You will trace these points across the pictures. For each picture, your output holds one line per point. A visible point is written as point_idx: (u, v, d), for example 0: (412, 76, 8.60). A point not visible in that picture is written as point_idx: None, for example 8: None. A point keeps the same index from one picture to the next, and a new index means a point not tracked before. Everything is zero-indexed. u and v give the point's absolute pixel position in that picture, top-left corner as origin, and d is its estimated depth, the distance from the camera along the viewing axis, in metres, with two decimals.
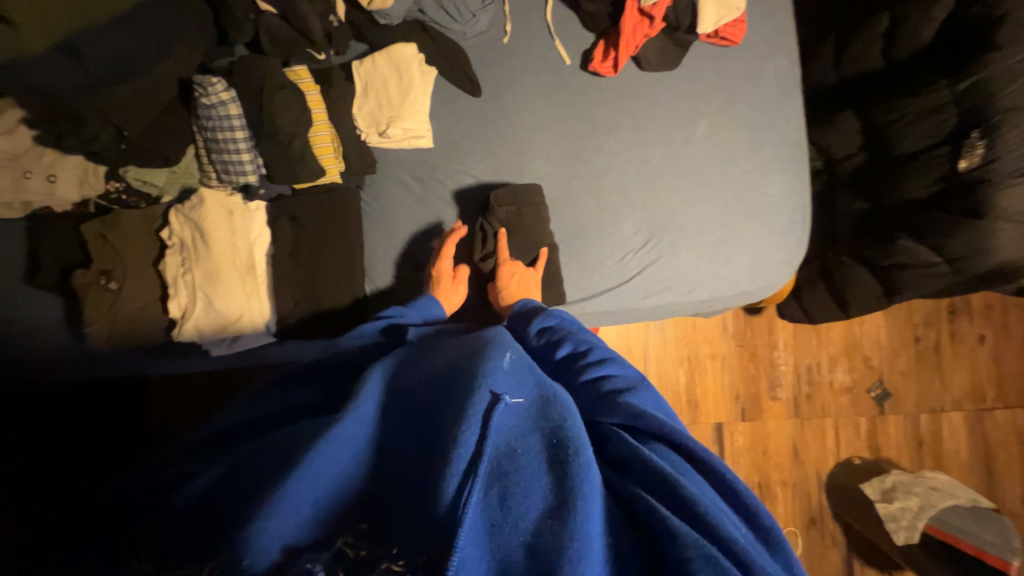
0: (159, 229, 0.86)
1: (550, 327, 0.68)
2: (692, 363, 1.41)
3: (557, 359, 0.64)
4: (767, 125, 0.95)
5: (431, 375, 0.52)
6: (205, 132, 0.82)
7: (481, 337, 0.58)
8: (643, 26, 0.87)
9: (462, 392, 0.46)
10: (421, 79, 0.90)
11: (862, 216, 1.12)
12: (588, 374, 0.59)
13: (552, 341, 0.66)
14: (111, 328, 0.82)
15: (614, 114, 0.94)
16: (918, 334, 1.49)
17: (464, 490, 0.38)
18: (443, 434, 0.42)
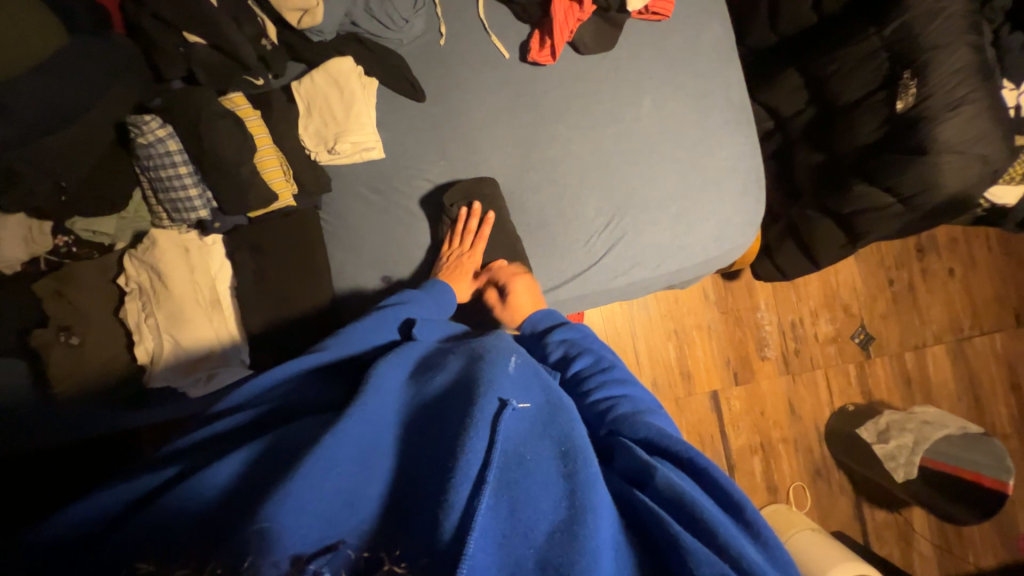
0: (116, 277, 0.84)
1: (566, 338, 0.72)
2: (680, 336, 1.43)
3: (573, 368, 0.67)
4: (709, 92, 0.96)
5: (437, 383, 0.53)
6: (148, 173, 0.80)
7: (484, 342, 0.59)
8: (574, 9, 0.88)
9: (471, 398, 0.47)
10: (363, 91, 0.90)
11: (818, 169, 1.15)
12: (606, 386, 0.63)
13: (567, 352, 0.70)
14: (80, 384, 0.80)
15: (560, 100, 0.95)
16: (891, 276, 1.52)
17: (477, 495, 0.39)
18: (453, 440, 0.44)
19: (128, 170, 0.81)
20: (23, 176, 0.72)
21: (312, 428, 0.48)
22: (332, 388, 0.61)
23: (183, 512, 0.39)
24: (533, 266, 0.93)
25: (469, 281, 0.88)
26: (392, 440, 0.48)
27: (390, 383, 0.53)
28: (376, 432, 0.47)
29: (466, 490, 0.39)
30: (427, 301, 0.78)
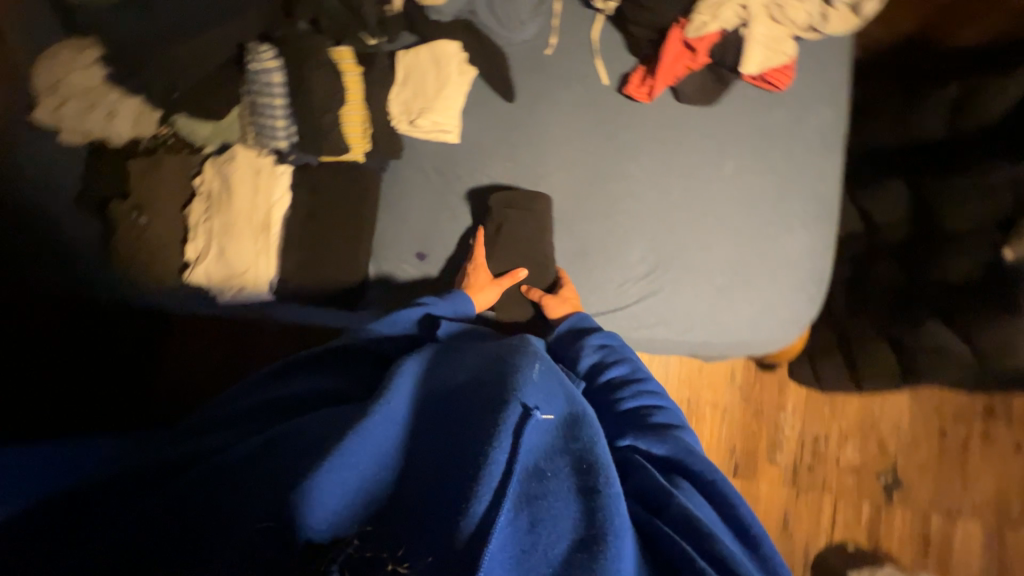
0: (194, 176, 0.91)
1: (605, 344, 0.73)
2: (691, 407, 1.36)
3: (606, 375, 0.69)
4: (798, 176, 0.91)
5: (460, 375, 0.53)
6: (250, 95, 0.88)
7: (514, 343, 0.58)
8: (686, 57, 0.87)
9: (496, 403, 0.46)
10: (458, 77, 0.93)
11: (892, 289, 1.05)
12: (643, 398, 0.65)
13: (603, 359, 0.71)
14: (133, 258, 0.89)
15: (642, 139, 0.93)
16: (943, 428, 1.37)
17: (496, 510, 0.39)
18: (473, 445, 0.43)
19: (233, 87, 0.88)
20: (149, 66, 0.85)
21: (326, 421, 0.46)
22: (357, 373, 0.61)
23: (207, 491, 0.40)
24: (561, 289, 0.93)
25: (489, 285, 0.88)
26: (414, 430, 0.47)
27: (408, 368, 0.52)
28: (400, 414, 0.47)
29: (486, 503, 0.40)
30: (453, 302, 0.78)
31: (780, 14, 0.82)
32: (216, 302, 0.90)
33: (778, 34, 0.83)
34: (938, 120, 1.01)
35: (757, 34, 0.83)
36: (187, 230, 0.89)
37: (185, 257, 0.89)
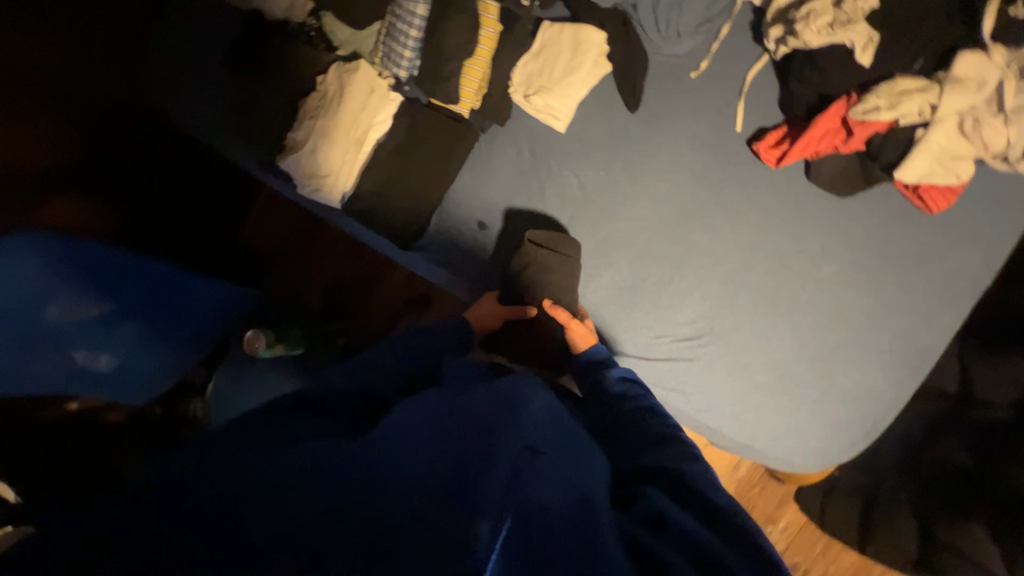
0: (319, 74, 0.97)
1: (628, 378, 0.75)
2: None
3: (628, 412, 0.70)
4: (905, 312, 0.79)
5: (455, 410, 0.54)
6: (392, 17, 0.90)
7: (507, 385, 0.60)
8: (838, 136, 0.76)
9: (489, 436, 0.47)
10: (591, 68, 0.89)
11: (951, 470, 0.95)
12: (666, 438, 0.64)
13: (628, 395, 0.73)
14: (245, 123, 0.99)
15: (749, 203, 0.85)
16: None
17: (499, 508, 0.39)
18: (470, 458, 0.44)
19: (384, 5, 0.92)
20: None
21: (318, 447, 0.47)
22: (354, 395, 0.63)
23: (207, 498, 0.39)
24: (595, 315, 0.90)
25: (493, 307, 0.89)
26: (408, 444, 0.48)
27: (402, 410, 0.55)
28: (403, 424, 0.50)
29: (489, 500, 0.39)
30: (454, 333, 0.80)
31: (974, 130, 0.68)
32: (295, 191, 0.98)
33: (957, 151, 0.70)
34: None
35: (933, 143, 0.70)
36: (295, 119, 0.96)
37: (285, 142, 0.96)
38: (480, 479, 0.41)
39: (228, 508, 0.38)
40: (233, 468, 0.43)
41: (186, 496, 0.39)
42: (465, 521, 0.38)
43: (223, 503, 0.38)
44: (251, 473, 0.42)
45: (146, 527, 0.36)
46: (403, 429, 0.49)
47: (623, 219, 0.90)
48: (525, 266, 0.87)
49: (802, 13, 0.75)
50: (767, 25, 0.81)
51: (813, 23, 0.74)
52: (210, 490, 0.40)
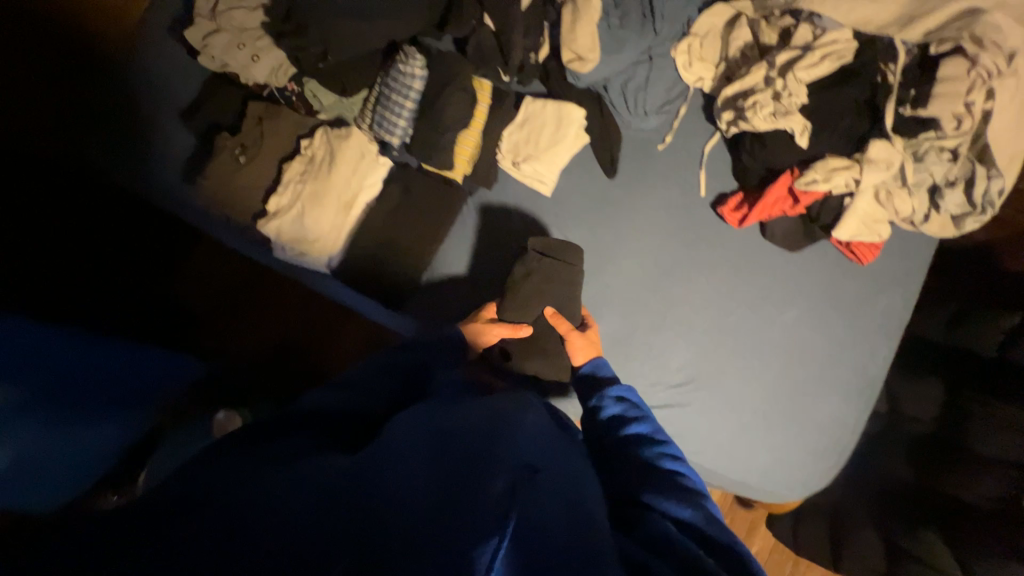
0: (301, 137, 0.95)
1: (625, 395, 0.74)
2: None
3: (622, 426, 0.70)
4: (852, 347, 0.92)
5: (452, 417, 0.51)
6: (384, 87, 0.92)
7: (504, 397, 0.59)
8: (786, 202, 0.90)
9: (489, 447, 0.45)
10: (574, 140, 0.97)
11: (904, 488, 1.08)
12: (659, 457, 0.64)
13: (624, 412, 0.72)
14: (218, 186, 0.92)
15: (718, 258, 0.96)
16: None
17: (497, 531, 0.37)
18: (469, 475, 0.42)
19: (373, 75, 0.94)
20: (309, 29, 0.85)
21: (304, 465, 0.44)
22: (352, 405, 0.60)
23: (185, 523, 0.37)
24: None
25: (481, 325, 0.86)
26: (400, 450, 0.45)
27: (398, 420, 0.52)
28: (400, 438, 0.47)
29: (489, 519, 0.37)
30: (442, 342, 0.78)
31: (887, 199, 0.84)
32: (274, 255, 0.93)
33: (878, 215, 0.86)
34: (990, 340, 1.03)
35: (859, 209, 0.86)
36: (276, 183, 0.92)
37: (265, 206, 0.91)
38: (477, 498, 0.39)
39: (219, 525, 0.36)
40: (217, 488, 0.40)
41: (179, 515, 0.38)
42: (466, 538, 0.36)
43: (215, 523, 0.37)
44: (244, 490, 0.40)
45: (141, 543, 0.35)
46: (403, 440, 0.47)
47: (609, 274, 0.97)
48: (526, 274, 0.90)
49: (748, 103, 0.89)
50: (719, 109, 0.95)
51: (758, 112, 0.88)
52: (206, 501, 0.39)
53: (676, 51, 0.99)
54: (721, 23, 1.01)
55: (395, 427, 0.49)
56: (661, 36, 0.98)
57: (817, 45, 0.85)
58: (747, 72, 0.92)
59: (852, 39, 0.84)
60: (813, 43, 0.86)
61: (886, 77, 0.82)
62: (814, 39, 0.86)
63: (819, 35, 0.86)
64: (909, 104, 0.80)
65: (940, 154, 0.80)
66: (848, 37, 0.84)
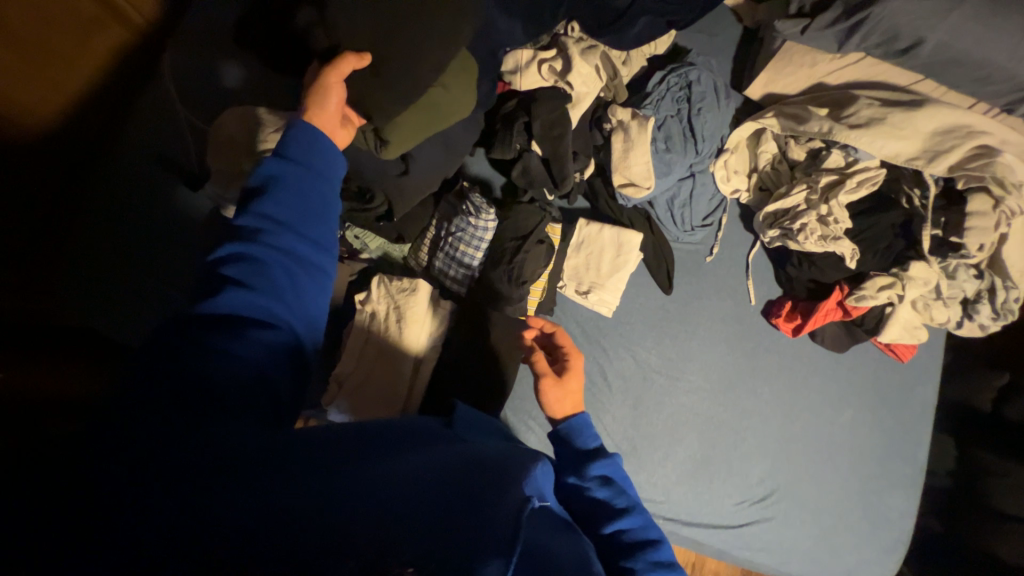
0: (354, 290, 0.89)
1: (609, 475, 0.68)
2: (694, 570, 1.42)
3: (605, 516, 0.64)
4: (897, 437, 1.00)
5: (455, 455, 0.49)
6: (446, 236, 0.87)
7: (519, 450, 0.58)
8: (837, 313, 0.97)
9: (498, 489, 0.43)
10: (634, 264, 0.97)
11: (920, 532, 1.18)
12: (640, 537, 0.63)
13: (609, 499, 0.66)
14: None
15: (775, 366, 1.00)
16: None
17: (504, 556, 0.35)
18: (487, 485, 0.43)
19: (427, 220, 0.89)
20: (374, 194, 0.80)
21: (303, 455, 0.42)
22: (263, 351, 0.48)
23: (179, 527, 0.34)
24: (679, 491, 0.95)
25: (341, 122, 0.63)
26: (419, 475, 0.43)
27: (403, 441, 0.49)
28: (407, 456, 0.46)
29: (499, 547, 0.36)
30: (308, 224, 0.54)
31: (925, 308, 0.93)
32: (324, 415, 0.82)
33: (916, 322, 0.94)
34: (986, 398, 1.15)
35: (901, 318, 0.94)
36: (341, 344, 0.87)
37: (330, 374, 0.85)
38: (495, 520, 0.38)
39: (232, 480, 0.37)
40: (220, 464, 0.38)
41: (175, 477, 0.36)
42: (488, 553, 0.35)
43: (204, 489, 0.36)
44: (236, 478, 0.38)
45: (128, 523, 0.33)
46: (411, 471, 0.43)
47: (682, 393, 0.98)
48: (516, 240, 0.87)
49: (796, 225, 0.94)
50: (761, 223, 1.00)
51: (808, 236, 0.93)
52: (223, 468, 0.38)
53: (715, 166, 1.02)
54: (746, 135, 1.03)
55: (408, 458, 0.45)
56: (702, 154, 1.01)
57: (852, 171, 0.93)
58: (788, 191, 0.97)
59: (881, 167, 0.93)
60: (847, 170, 0.94)
61: (919, 204, 0.90)
62: (847, 164, 0.94)
63: (852, 163, 0.94)
64: (940, 229, 0.90)
65: (968, 271, 0.91)
66: (878, 165, 0.93)
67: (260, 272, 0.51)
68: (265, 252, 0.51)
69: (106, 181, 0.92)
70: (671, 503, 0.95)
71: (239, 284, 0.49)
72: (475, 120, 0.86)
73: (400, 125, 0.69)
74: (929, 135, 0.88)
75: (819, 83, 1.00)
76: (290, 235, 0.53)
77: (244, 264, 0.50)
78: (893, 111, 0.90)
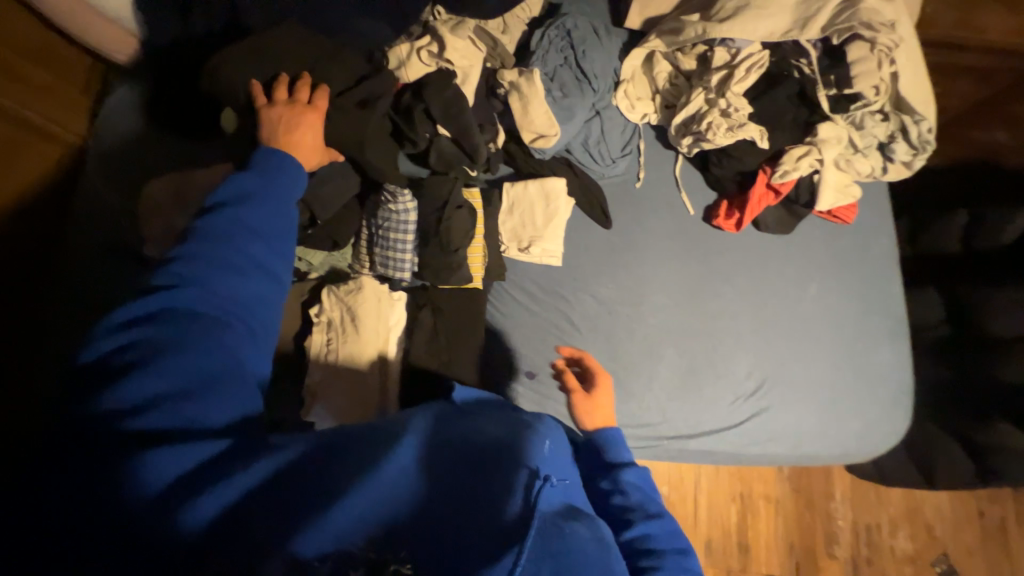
0: (307, 304, 0.94)
1: (642, 484, 0.63)
2: (743, 501, 1.39)
3: (630, 520, 0.59)
4: (866, 293, 1.02)
5: (462, 438, 0.50)
6: (377, 230, 0.91)
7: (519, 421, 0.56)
8: (769, 197, 0.99)
9: (505, 474, 0.46)
10: (565, 207, 1.01)
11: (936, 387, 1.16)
12: (673, 547, 0.57)
13: (640, 504, 0.60)
14: None
15: (731, 264, 1.02)
16: (981, 508, 1.42)
17: (511, 547, 0.40)
18: (486, 471, 0.46)
19: (357, 222, 0.93)
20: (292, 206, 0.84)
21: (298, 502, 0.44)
22: (211, 405, 0.46)
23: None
24: (674, 407, 0.96)
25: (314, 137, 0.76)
26: (423, 482, 0.45)
27: (412, 435, 0.49)
28: (412, 456, 0.47)
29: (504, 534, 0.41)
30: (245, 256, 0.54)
31: (848, 165, 0.97)
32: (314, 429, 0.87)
33: (846, 181, 0.97)
34: (952, 239, 1.14)
35: (830, 181, 0.96)
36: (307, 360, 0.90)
37: (304, 392, 0.89)
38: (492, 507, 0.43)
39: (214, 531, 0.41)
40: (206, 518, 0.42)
41: (153, 515, 0.41)
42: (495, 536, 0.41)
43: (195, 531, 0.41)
44: (185, 503, 0.42)
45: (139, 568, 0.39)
46: (415, 476, 0.46)
47: (650, 315, 1.00)
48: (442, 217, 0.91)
49: (704, 126, 0.97)
50: (675, 136, 1.03)
51: (716, 131, 0.96)
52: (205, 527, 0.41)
53: (617, 99, 1.05)
54: (638, 63, 1.05)
55: (412, 456, 0.47)
56: (600, 91, 1.03)
57: (738, 62, 0.96)
58: (687, 99, 1.00)
59: (763, 49, 0.96)
60: (734, 62, 0.97)
61: (808, 71, 0.94)
62: (733, 57, 0.98)
63: (736, 54, 0.97)
64: (834, 87, 0.93)
65: (874, 117, 0.94)
66: (760, 48, 0.96)
67: (184, 324, 0.48)
68: (192, 292, 0.50)
69: (49, 281, 0.94)
70: (670, 421, 0.96)
71: (153, 340, 0.47)
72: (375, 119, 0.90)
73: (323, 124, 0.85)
74: (795, 6, 0.92)
75: None
76: (223, 275, 0.52)
77: (162, 320, 0.48)
78: None
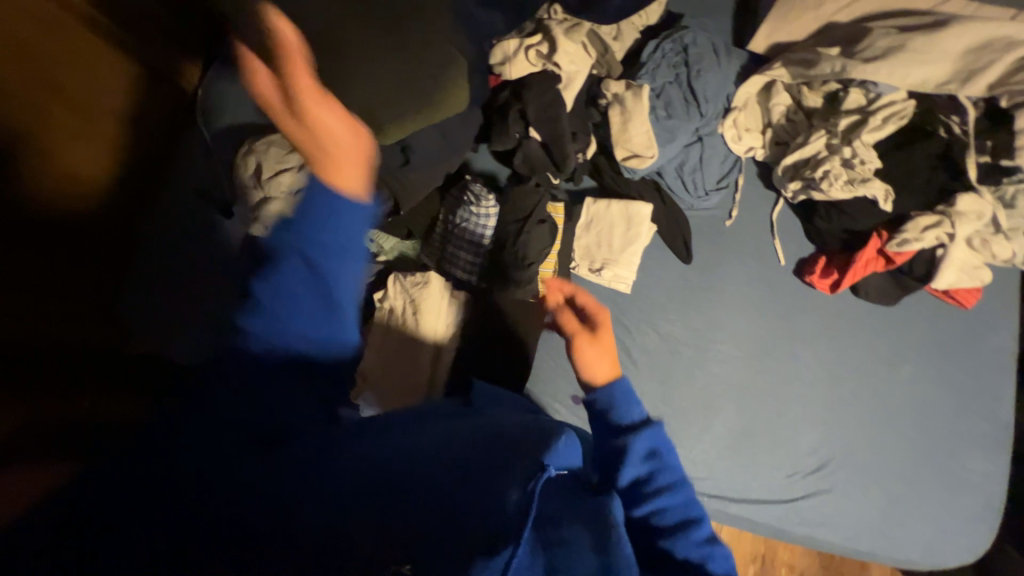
0: (372, 288, 0.95)
1: (655, 450, 0.55)
2: (765, 564, 1.31)
3: (640, 495, 0.53)
4: (964, 387, 0.91)
5: (468, 430, 0.47)
6: (453, 227, 0.91)
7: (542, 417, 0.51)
8: (878, 263, 0.89)
9: (512, 465, 0.41)
10: (646, 234, 0.95)
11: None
12: (681, 518, 0.52)
13: (650, 474, 0.54)
14: None
15: (816, 327, 0.94)
16: None
17: (509, 541, 0.36)
18: (492, 465, 0.41)
19: (433, 216, 0.93)
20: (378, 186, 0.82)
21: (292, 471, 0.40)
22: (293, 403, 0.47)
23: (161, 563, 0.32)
24: (722, 466, 0.90)
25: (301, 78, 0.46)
26: (424, 464, 0.41)
27: (411, 429, 0.47)
28: (409, 439, 0.45)
29: (503, 526, 0.37)
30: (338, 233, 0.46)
31: (984, 246, 0.85)
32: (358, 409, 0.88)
33: (975, 263, 0.86)
34: None
35: (956, 260, 0.85)
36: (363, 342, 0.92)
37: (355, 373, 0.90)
38: (496, 502, 0.38)
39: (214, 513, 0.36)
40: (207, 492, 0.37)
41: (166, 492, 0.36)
42: (491, 533, 0.36)
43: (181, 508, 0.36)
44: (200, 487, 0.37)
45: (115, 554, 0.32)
46: (413, 450, 0.43)
47: (715, 362, 0.93)
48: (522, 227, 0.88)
49: (819, 173, 0.88)
50: (781, 178, 0.94)
51: (833, 182, 0.86)
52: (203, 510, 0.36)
53: (724, 127, 0.97)
54: (755, 92, 0.97)
55: (415, 439, 0.44)
56: (708, 117, 0.96)
57: (875, 108, 0.87)
58: (805, 140, 0.91)
59: (909, 98, 0.86)
60: (870, 107, 0.87)
61: (959, 131, 0.84)
62: (869, 102, 0.88)
63: (874, 99, 0.87)
64: (986, 154, 0.82)
65: None
66: (905, 96, 0.86)
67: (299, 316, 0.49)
68: (285, 282, 0.48)
69: None
70: (714, 479, 0.90)
71: (265, 335, 0.48)
72: (470, 114, 0.88)
73: (394, 101, 0.70)
74: (960, 55, 0.80)
75: (830, 24, 0.92)
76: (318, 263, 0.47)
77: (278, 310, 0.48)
78: (914, 37, 0.81)
